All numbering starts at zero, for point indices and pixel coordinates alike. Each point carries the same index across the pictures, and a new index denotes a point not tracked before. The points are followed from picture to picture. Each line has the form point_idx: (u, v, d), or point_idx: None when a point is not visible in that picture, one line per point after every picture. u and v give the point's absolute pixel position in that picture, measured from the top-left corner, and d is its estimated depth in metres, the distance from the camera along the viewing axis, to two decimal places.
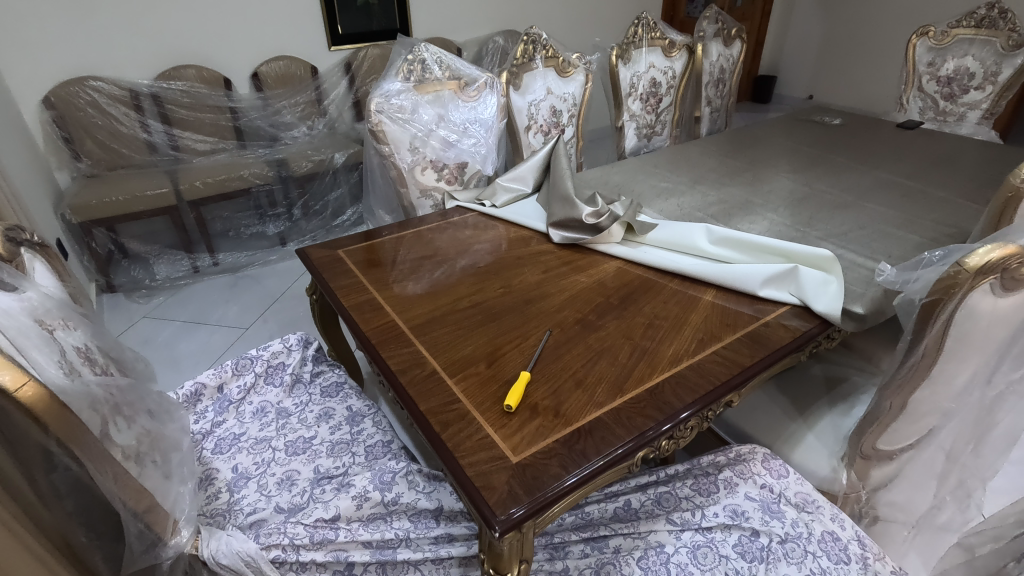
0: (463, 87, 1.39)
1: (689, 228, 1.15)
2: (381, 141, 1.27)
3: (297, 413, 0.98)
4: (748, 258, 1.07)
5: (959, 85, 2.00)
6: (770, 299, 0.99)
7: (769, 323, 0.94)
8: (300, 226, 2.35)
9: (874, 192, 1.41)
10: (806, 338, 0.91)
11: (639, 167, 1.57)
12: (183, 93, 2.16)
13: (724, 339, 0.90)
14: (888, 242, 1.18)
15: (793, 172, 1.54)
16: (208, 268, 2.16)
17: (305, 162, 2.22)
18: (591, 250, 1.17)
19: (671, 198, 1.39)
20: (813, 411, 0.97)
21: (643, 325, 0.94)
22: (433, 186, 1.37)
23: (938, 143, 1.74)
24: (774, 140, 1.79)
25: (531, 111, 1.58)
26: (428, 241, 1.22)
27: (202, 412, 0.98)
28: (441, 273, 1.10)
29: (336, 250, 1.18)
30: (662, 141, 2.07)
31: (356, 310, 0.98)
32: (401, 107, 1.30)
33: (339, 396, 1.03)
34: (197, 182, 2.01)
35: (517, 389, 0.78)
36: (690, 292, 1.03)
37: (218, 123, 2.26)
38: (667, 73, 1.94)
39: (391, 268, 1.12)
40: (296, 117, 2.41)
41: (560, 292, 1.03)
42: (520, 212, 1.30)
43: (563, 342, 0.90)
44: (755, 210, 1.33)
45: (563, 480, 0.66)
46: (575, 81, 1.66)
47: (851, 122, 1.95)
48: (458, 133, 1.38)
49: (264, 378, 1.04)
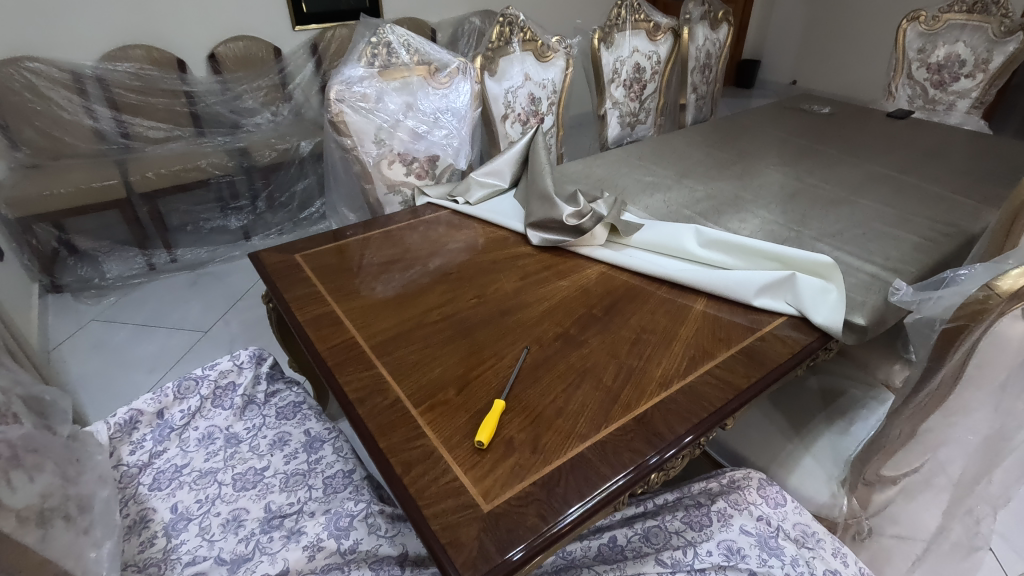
0: (433, 73, 1.27)
1: (677, 228, 1.06)
2: (342, 134, 1.16)
3: (248, 441, 0.89)
4: (742, 264, 0.98)
5: (950, 73, 1.94)
6: (765, 310, 0.91)
7: (765, 336, 0.87)
8: (265, 219, 2.21)
9: (867, 187, 1.34)
10: (805, 353, 0.84)
11: (623, 160, 1.48)
12: (131, 76, 1.98)
13: (717, 356, 0.83)
14: (885, 242, 1.11)
15: (783, 164, 1.46)
16: (165, 266, 2.01)
17: (269, 151, 2.08)
18: (572, 254, 1.08)
19: (658, 194, 1.30)
20: (811, 430, 0.91)
21: (629, 340, 0.85)
22: (401, 181, 1.26)
23: (929, 134, 1.68)
24: (762, 130, 1.71)
25: (507, 99, 1.47)
26: (399, 241, 1.13)
27: (139, 442, 0.87)
28: (409, 280, 1.00)
29: (293, 255, 1.07)
30: (647, 130, 1.98)
31: (312, 325, 0.88)
32: (365, 95, 1.18)
33: (297, 419, 0.94)
34: (150, 173, 1.86)
35: (490, 422, 0.70)
36: (679, 301, 0.95)
37: (173, 109, 2.09)
38: (652, 59, 1.84)
39: (356, 275, 1.02)
40: (259, 102, 2.24)
41: (539, 302, 0.94)
42: (497, 210, 1.20)
43: (542, 361, 0.81)
44: (743, 207, 1.25)
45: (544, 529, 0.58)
46: (554, 66, 1.55)
47: (841, 111, 1.88)
48: (428, 123, 1.27)
49: (212, 401, 0.94)
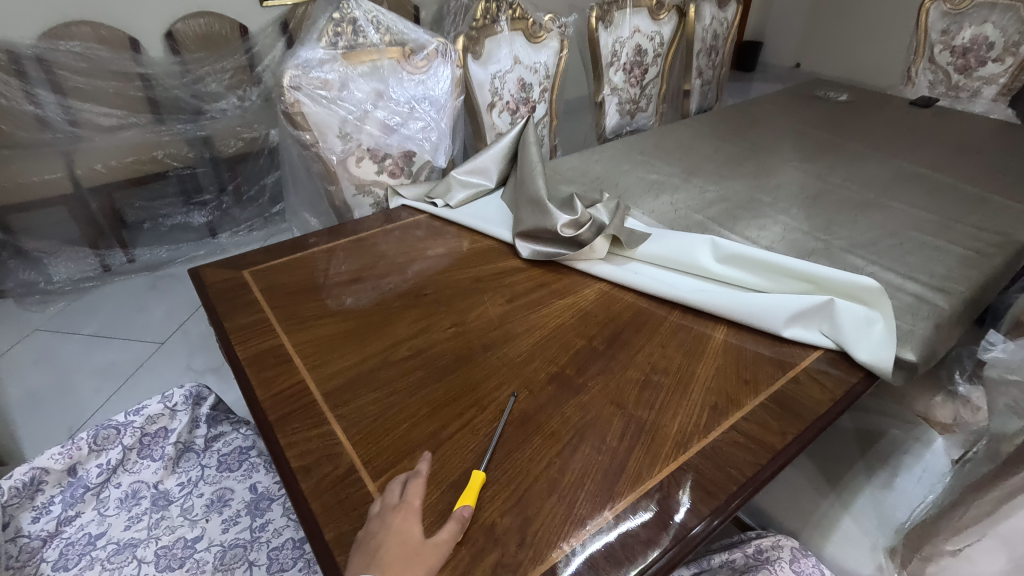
0: (408, 56, 1.09)
1: (689, 240, 0.91)
2: (300, 128, 0.99)
3: (179, 503, 0.75)
4: (766, 284, 0.84)
5: (976, 56, 1.78)
6: (796, 342, 0.77)
7: (798, 377, 0.72)
8: (232, 215, 2.05)
9: (898, 187, 1.19)
10: (848, 400, 0.70)
11: (624, 154, 1.33)
12: (76, 56, 1.67)
13: (743, 406, 0.68)
14: (927, 254, 0.96)
15: (802, 160, 1.31)
16: (121, 267, 1.85)
17: (234, 140, 1.94)
18: (568, 270, 0.92)
19: (663, 195, 1.15)
20: (847, 484, 0.77)
21: (639, 383, 0.71)
22: (372, 181, 1.11)
23: (958, 125, 1.53)
24: (775, 120, 1.56)
25: (494, 85, 1.31)
26: (368, 252, 0.97)
27: (45, 507, 0.72)
28: (375, 303, 0.85)
29: (241, 271, 0.91)
30: (647, 119, 1.82)
31: (255, 365, 0.73)
32: (325, 81, 1.00)
33: (241, 471, 0.79)
34: (98, 166, 1.70)
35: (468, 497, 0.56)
36: (695, 330, 0.80)
37: (126, 94, 1.79)
38: (654, 40, 1.68)
39: (312, 296, 0.86)
40: (224, 86, 1.92)
41: (529, 332, 0.79)
42: (481, 215, 1.05)
43: (531, 413, 0.67)
44: (761, 211, 1.10)
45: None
46: (547, 48, 1.38)
47: (859, 98, 1.72)
48: (402, 114, 1.10)
49: (138, 451, 0.78)
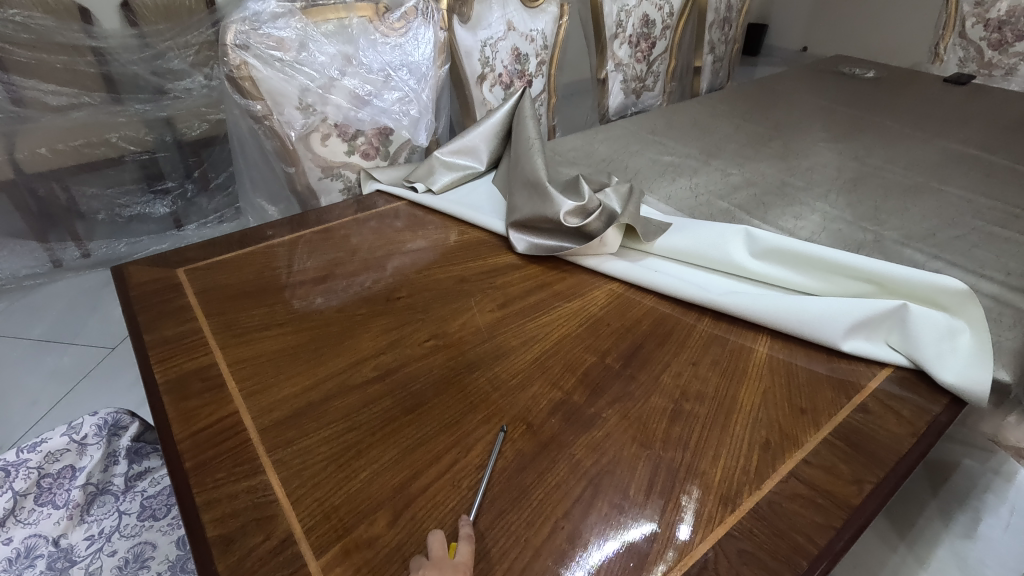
0: (382, 14, 0.92)
1: (718, 231, 0.76)
2: (250, 97, 0.83)
3: (83, 564, 0.58)
4: (814, 284, 0.69)
5: (1013, 30, 1.63)
6: (860, 358, 0.62)
7: (868, 403, 0.57)
8: (199, 204, 1.89)
9: (946, 170, 1.05)
10: (934, 433, 0.55)
11: (634, 133, 1.17)
12: (17, 26, 1.48)
13: (802, 443, 0.53)
14: (997, 247, 0.81)
15: (833, 140, 1.16)
16: (75, 263, 1.71)
17: (198, 121, 1.76)
18: (573, 268, 0.77)
19: (681, 178, 1.00)
20: (920, 532, 0.63)
21: (666, 413, 0.55)
22: (341, 162, 0.95)
23: (1000, 102, 1.39)
24: (799, 98, 1.40)
25: (485, 54, 1.14)
26: (332, 245, 0.81)
27: None
28: (337, 309, 0.69)
29: (175, 270, 0.75)
30: (654, 99, 1.65)
31: (176, 393, 0.57)
32: (280, 40, 0.83)
33: (166, 519, 0.63)
34: (42, 149, 1.53)
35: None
36: (733, 341, 0.65)
37: (75, 69, 1.60)
38: (663, 10, 1.52)
39: (259, 301, 0.70)
40: (188, 63, 1.71)
41: (527, 345, 0.64)
42: (468, 202, 0.89)
43: (531, 456, 0.51)
44: (795, 197, 0.95)
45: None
46: (544, 14, 1.22)
47: (888, 74, 1.57)
48: (376, 83, 0.94)
49: (35, 498, 0.63)
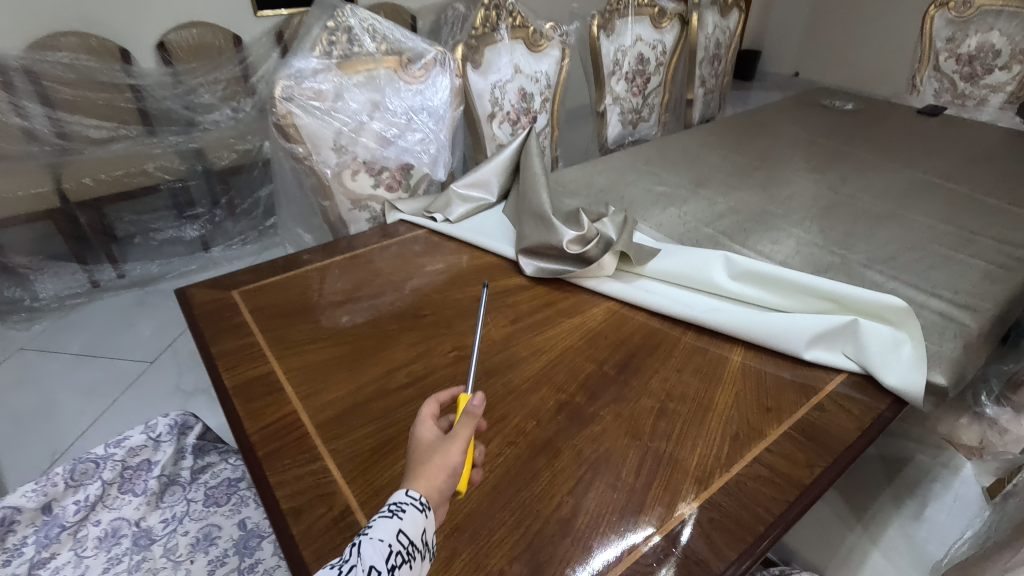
0: (405, 65, 1.05)
1: (701, 256, 0.87)
2: (292, 141, 0.95)
3: (163, 542, 0.69)
4: (783, 302, 0.80)
5: (982, 64, 1.76)
6: (819, 365, 0.73)
7: (823, 403, 0.68)
8: (225, 228, 2.01)
9: (911, 198, 1.16)
10: (878, 427, 0.65)
11: (630, 164, 1.29)
12: (64, 67, 1.66)
13: (766, 435, 0.63)
14: (950, 270, 0.92)
15: (812, 170, 1.28)
16: (111, 283, 1.82)
17: (226, 152, 1.89)
18: (575, 288, 0.88)
19: (671, 207, 1.11)
20: (875, 515, 0.73)
21: (653, 412, 0.66)
22: (368, 195, 1.06)
23: (968, 133, 1.50)
24: (782, 129, 1.52)
25: (495, 95, 1.27)
26: (362, 269, 0.92)
27: (17, 548, 0.67)
28: (371, 324, 0.81)
29: (230, 291, 0.86)
30: (649, 129, 1.78)
31: (242, 395, 0.68)
32: (318, 92, 0.96)
33: (228, 505, 0.74)
34: (86, 179, 1.66)
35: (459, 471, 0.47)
36: (712, 352, 0.76)
37: (116, 105, 1.78)
38: (657, 49, 1.65)
39: (302, 318, 0.82)
40: (218, 97, 1.92)
41: (535, 356, 0.75)
42: (482, 230, 1.01)
43: (540, 447, 0.62)
44: (773, 223, 1.07)
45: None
46: (548, 57, 1.35)
47: (866, 106, 1.69)
48: (399, 125, 1.06)
49: (118, 486, 0.74)
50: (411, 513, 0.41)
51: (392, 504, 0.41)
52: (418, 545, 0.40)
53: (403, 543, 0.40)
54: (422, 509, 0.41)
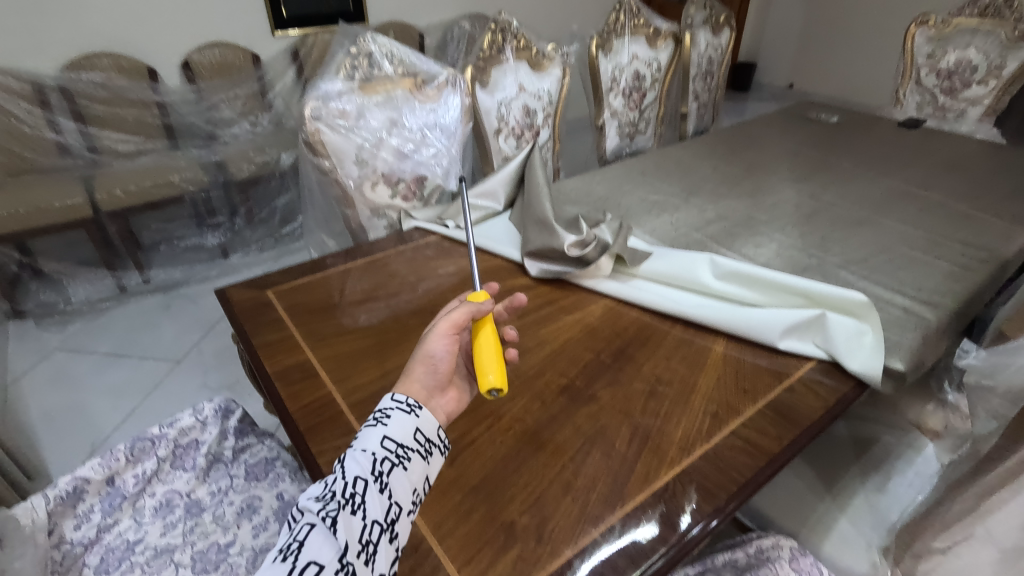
0: (420, 86, 1.16)
1: (689, 258, 0.97)
2: (319, 155, 1.05)
3: (212, 510, 0.79)
4: (761, 298, 0.89)
5: (961, 79, 1.85)
6: (792, 353, 0.82)
7: (794, 386, 0.77)
8: (244, 236, 2.11)
9: (886, 206, 1.25)
10: (841, 406, 0.75)
11: (626, 175, 1.39)
12: (98, 86, 1.85)
13: (742, 412, 0.73)
14: (917, 270, 1.02)
15: (796, 180, 1.38)
16: (137, 287, 1.93)
17: (246, 164, 1.98)
18: (575, 287, 0.98)
19: (664, 214, 1.21)
20: (844, 487, 0.82)
21: (644, 394, 0.75)
22: (386, 204, 1.16)
23: (945, 144, 1.60)
24: (770, 141, 1.62)
25: (501, 111, 1.37)
26: (383, 271, 1.02)
27: (86, 515, 0.76)
28: (393, 318, 0.90)
29: (265, 290, 0.96)
30: (646, 141, 1.88)
31: (282, 379, 0.78)
32: (343, 111, 1.07)
33: (268, 480, 0.83)
34: (117, 191, 1.77)
35: (495, 366, 0.62)
36: (697, 343, 0.85)
37: (143, 120, 1.94)
38: (652, 66, 1.75)
39: (331, 314, 0.91)
40: (237, 112, 2.09)
41: (540, 346, 0.84)
42: (490, 235, 1.11)
43: (545, 423, 0.71)
44: (758, 229, 1.16)
45: (398, 539, 0.50)
46: (549, 75, 1.45)
47: (850, 119, 1.79)
48: (415, 141, 1.16)
49: (171, 462, 0.83)
50: (394, 418, 0.55)
51: (381, 413, 0.56)
52: (404, 447, 0.54)
53: (389, 447, 0.53)
54: (406, 411, 0.56)
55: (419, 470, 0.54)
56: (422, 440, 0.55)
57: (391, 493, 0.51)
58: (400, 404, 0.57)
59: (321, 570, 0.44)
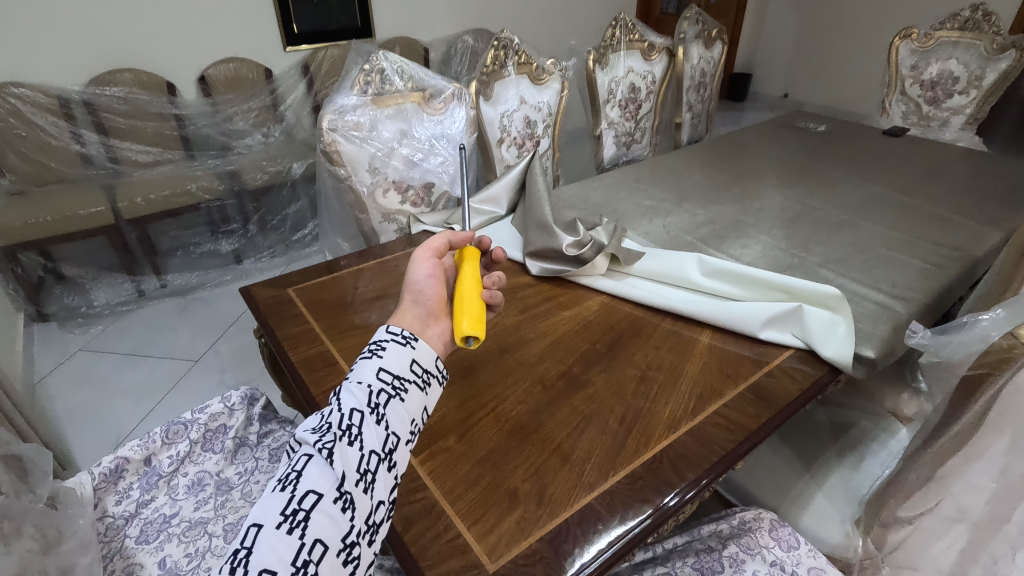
0: (428, 99, 1.24)
1: (679, 257, 1.04)
2: (335, 164, 1.14)
3: (240, 488, 0.86)
4: (744, 293, 0.97)
5: (943, 89, 1.94)
6: (771, 342, 0.89)
7: (772, 371, 0.84)
8: (256, 242, 2.20)
9: (867, 209, 1.33)
10: (815, 389, 0.82)
11: (622, 182, 1.47)
12: (120, 100, 1.97)
13: (725, 394, 0.80)
14: (892, 268, 1.09)
15: (783, 186, 1.45)
16: (154, 291, 2.01)
17: (259, 173, 2.08)
18: (573, 284, 1.05)
19: (658, 218, 1.29)
20: (821, 466, 0.89)
21: (635, 378, 0.83)
22: (396, 209, 1.24)
23: (926, 152, 1.68)
24: (759, 150, 1.70)
25: (503, 122, 1.45)
26: (394, 270, 1.10)
27: (126, 492, 0.84)
28: None
29: (286, 289, 1.04)
30: (641, 149, 1.96)
31: (305, 367, 0.85)
32: (357, 124, 1.15)
33: None
34: (138, 199, 1.85)
35: (463, 308, 0.68)
36: (686, 334, 0.92)
37: (161, 132, 2.08)
38: (647, 78, 1.84)
39: (348, 309, 0.99)
40: (250, 124, 2.23)
41: (541, 337, 0.92)
42: (494, 238, 1.18)
43: (546, 404, 0.79)
44: (745, 231, 1.24)
45: (395, 467, 0.57)
46: (549, 88, 1.53)
47: (838, 128, 1.87)
48: (423, 150, 1.24)
49: (201, 445, 0.90)
50: (390, 347, 0.63)
51: (374, 344, 0.63)
52: (398, 379, 0.61)
53: (385, 379, 0.60)
54: (401, 341, 0.64)
55: (413, 401, 0.61)
56: (417, 371, 0.63)
57: (386, 421, 0.58)
58: (395, 336, 0.64)
59: (320, 498, 0.51)
